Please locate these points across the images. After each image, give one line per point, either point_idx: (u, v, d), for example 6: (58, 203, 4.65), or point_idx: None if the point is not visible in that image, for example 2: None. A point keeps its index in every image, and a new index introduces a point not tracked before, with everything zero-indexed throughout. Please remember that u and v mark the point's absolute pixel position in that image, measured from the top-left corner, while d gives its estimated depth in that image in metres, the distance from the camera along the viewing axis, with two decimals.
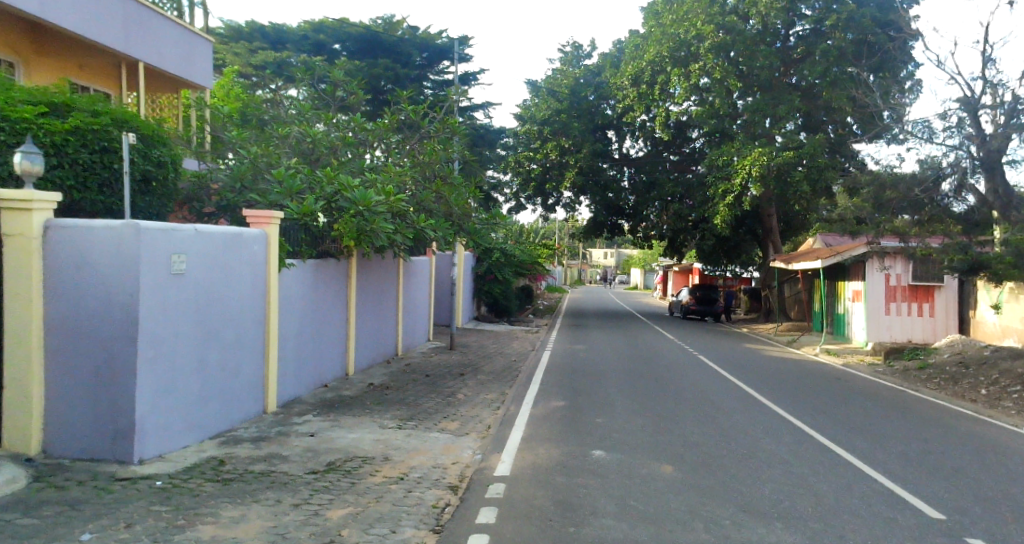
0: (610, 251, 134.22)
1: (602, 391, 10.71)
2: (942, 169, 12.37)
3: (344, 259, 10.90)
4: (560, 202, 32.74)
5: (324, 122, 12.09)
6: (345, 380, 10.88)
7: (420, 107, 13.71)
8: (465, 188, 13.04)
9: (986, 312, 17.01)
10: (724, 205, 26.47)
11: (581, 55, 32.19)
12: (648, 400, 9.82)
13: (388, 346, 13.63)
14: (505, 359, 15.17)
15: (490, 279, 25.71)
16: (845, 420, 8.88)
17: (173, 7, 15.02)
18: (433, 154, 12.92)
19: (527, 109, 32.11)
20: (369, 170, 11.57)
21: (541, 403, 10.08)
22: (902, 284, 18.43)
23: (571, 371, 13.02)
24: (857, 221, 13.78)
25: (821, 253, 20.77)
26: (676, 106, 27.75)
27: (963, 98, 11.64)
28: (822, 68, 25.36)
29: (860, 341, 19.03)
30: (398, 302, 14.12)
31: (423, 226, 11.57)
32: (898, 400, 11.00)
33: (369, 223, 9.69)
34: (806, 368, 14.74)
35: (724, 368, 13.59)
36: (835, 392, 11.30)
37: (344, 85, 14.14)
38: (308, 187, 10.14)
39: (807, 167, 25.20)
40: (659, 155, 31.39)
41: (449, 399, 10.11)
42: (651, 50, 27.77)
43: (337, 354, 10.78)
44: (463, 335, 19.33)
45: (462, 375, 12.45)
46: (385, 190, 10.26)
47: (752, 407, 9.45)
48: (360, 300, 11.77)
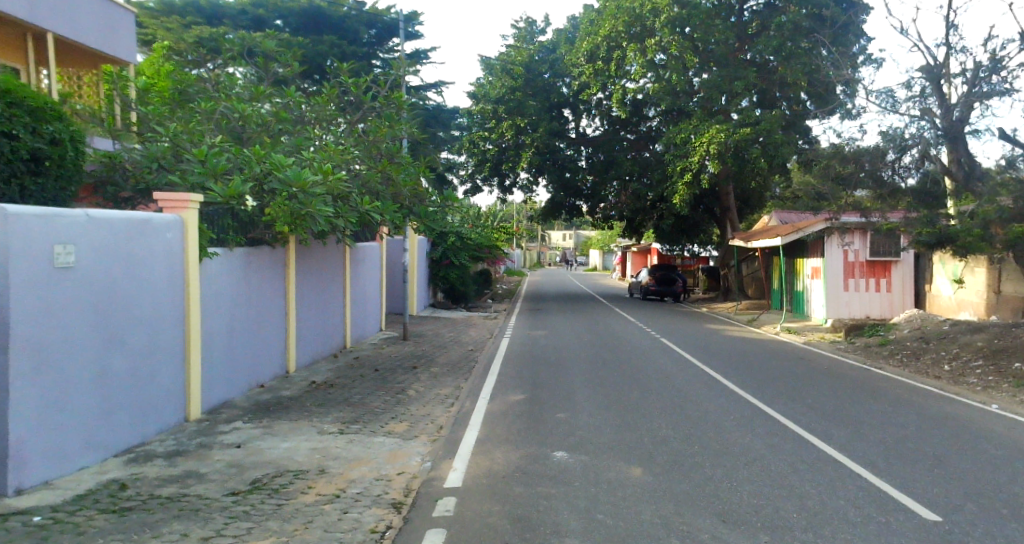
0: (569, 233, 134.36)
1: (563, 381, 10.10)
2: (904, 141, 12.01)
3: (280, 247, 9.97)
4: (516, 184, 32.01)
5: (255, 96, 11.06)
6: (285, 378, 10.00)
7: (361, 79, 12.55)
8: (413, 167, 12.20)
9: (941, 286, 16.95)
10: (682, 184, 26.10)
11: (535, 31, 31.30)
12: (613, 391, 9.25)
13: (335, 339, 12.76)
14: (461, 348, 14.44)
15: (446, 264, 24.81)
16: (817, 407, 8.48)
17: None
18: (379, 131, 12.00)
19: (481, 87, 31.05)
20: (306, 148, 10.62)
21: (499, 397, 9.42)
22: (860, 260, 18.32)
23: (530, 360, 12.40)
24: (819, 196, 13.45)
25: (780, 230, 20.57)
26: (632, 83, 27.21)
27: (926, 67, 11.28)
28: (777, 43, 25.12)
29: (820, 318, 18.93)
30: (345, 292, 13.26)
31: (368, 209, 10.70)
32: (866, 380, 10.69)
33: (304, 206, 8.79)
34: (769, 349, 14.42)
35: (688, 351, 13.14)
36: (803, 375, 10.93)
37: (278, 57, 13.01)
38: (236, 167, 9.17)
39: (764, 143, 25.01)
40: (616, 134, 30.69)
41: (398, 396, 9.35)
42: (605, 25, 27.06)
43: (275, 351, 9.90)
44: (418, 323, 18.48)
45: (414, 367, 11.67)
46: (323, 169, 9.37)
47: (720, 395, 8.96)
48: (300, 290, 10.87)
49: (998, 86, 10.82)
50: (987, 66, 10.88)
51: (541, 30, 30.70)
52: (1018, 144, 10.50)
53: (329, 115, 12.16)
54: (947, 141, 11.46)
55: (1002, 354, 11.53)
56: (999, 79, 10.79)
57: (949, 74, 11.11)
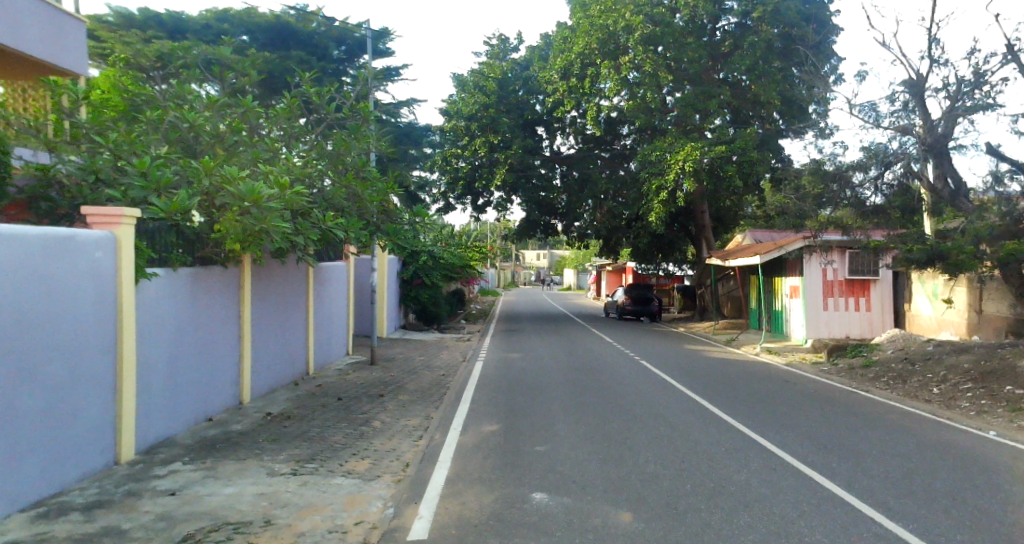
0: (542, 252, 134.44)
1: (541, 410, 9.43)
2: (888, 157, 11.71)
3: (233, 267, 9.20)
4: (490, 202, 31.51)
5: (207, 107, 10.30)
6: (237, 411, 9.16)
7: (324, 88, 11.84)
8: (381, 182, 11.54)
9: (921, 305, 16.72)
10: (658, 202, 25.77)
11: (508, 48, 30.96)
12: (594, 421, 8.62)
13: (296, 366, 11.92)
14: (432, 373, 13.70)
15: (417, 284, 24.00)
16: (812, 438, 7.94)
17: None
18: (343, 143, 11.35)
19: (453, 104, 30.52)
20: (263, 161, 9.89)
21: (472, 428, 8.71)
22: (839, 278, 18.07)
23: (505, 386, 11.71)
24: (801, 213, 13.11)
25: (758, 249, 20.26)
26: (606, 100, 26.95)
27: (909, 80, 11.02)
28: (751, 62, 25.09)
29: (800, 338, 18.59)
30: (308, 316, 12.46)
31: (330, 225, 9.98)
32: (857, 405, 10.21)
33: (258, 221, 8.08)
34: (752, 371, 13.93)
35: (670, 375, 12.58)
36: (791, 400, 10.41)
37: (236, 65, 12.28)
38: (184, 181, 8.41)
39: (739, 161, 24.86)
40: (590, 152, 30.56)
41: (362, 429, 8.58)
42: (579, 42, 26.83)
43: (227, 380, 9.08)
44: (387, 347, 17.66)
45: (380, 395, 10.90)
46: (280, 182, 8.68)
47: (709, 424, 8.38)
48: (256, 314, 10.08)
49: (982, 102, 10.56)
50: (970, 81, 10.64)
51: (514, 47, 30.38)
52: (1004, 160, 10.23)
53: (296, 126, 11.58)
54: (932, 157, 11.18)
55: (992, 376, 11.18)
56: (983, 94, 10.55)
57: (932, 89, 10.85)
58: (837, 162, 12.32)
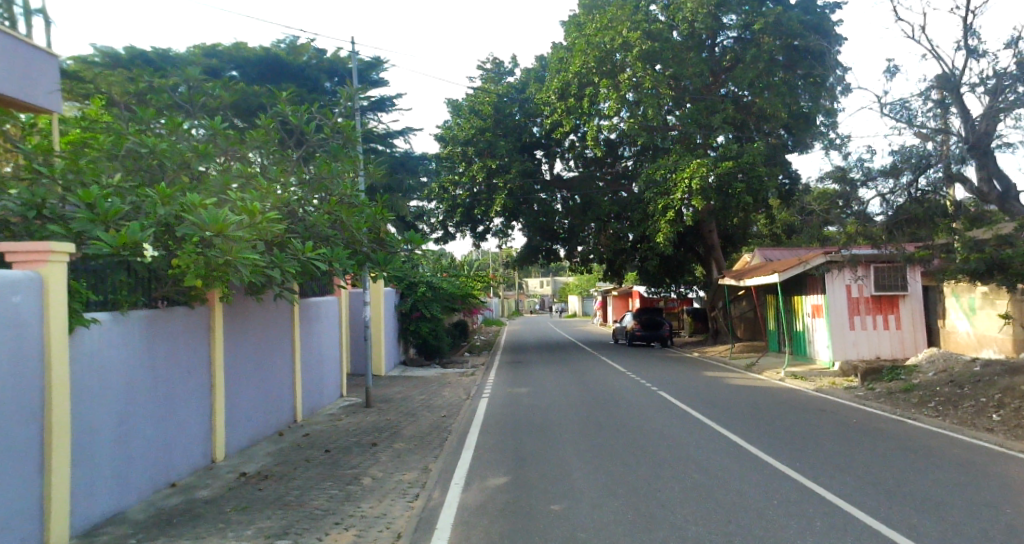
0: (546, 280, 133.61)
1: (554, 459, 8.28)
2: (923, 160, 10.72)
3: (200, 308, 8.15)
4: (490, 230, 30.64)
5: (172, 130, 9.27)
6: (207, 471, 8.02)
7: (302, 106, 10.84)
8: (370, 209, 10.59)
9: (956, 321, 15.58)
10: (664, 222, 24.81)
11: (503, 72, 30.23)
12: (617, 473, 7.45)
13: (281, 414, 10.80)
14: (433, 414, 12.54)
15: (416, 317, 22.83)
16: (876, 485, 6.77)
17: (3, 16, 11.30)
18: (326, 166, 10.38)
19: (449, 129, 29.76)
20: (235, 188, 8.90)
21: (476, 483, 7.56)
22: (864, 295, 16.95)
23: (513, 429, 10.56)
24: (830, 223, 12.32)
25: (775, 266, 19.18)
26: (606, 120, 26.14)
27: (943, 74, 10.02)
28: (754, 75, 24.32)
29: (825, 360, 17.42)
30: (294, 358, 11.39)
31: (312, 256, 8.95)
32: (911, 439, 9.01)
33: (223, 253, 7.07)
34: (783, 400, 12.75)
35: (694, 410, 11.41)
36: (836, 436, 9.24)
37: (211, 90, 11.37)
38: (138, 211, 7.37)
39: (747, 176, 23.96)
40: (592, 175, 29.74)
41: (349, 489, 7.42)
42: (576, 62, 26.17)
43: (196, 437, 8.00)
44: (385, 386, 16.48)
45: (373, 444, 9.73)
46: (249, 209, 7.69)
47: (751, 473, 7.20)
48: (231, 360, 9.01)
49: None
50: (1012, 73, 9.68)
51: (509, 70, 29.67)
52: None
53: (276, 151, 10.63)
54: (974, 156, 10.12)
55: None
56: None
57: (970, 82, 9.85)
58: (865, 169, 11.56)
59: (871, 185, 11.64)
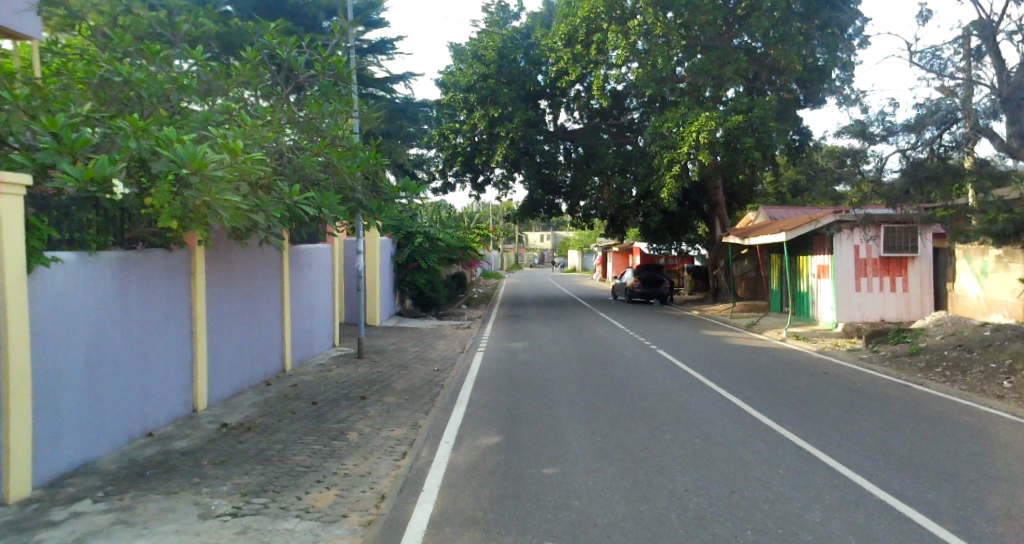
0: (546, 234, 133.14)
1: (549, 419, 7.96)
2: (950, 114, 10.14)
3: (178, 251, 7.68)
4: (491, 181, 29.96)
5: (148, 59, 8.59)
6: (187, 421, 7.69)
7: (291, 39, 10.14)
8: (363, 153, 10.04)
9: (966, 285, 15.14)
10: (669, 177, 24.13)
11: (508, 16, 29.02)
12: (615, 436, 7.13)
13: (268, 364, 10.46)
14: (426, 368, 12.23)
15: (412, 268, 22.39)
16: (887, 454, 6.43)
17: None
18: (315, 104, 9.78)
19: (450, 75, 28.76)
20: (218, 125, 8.31)
21: (467, 442, 7.24)
22: (872, 256, 16.50)
23: (507, 385, 10.24)
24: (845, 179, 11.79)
25: (781, 225, 18.68)
26: (613, 69, 25.19)
27: (979, 21, 9.39)
28: (770, 24, 23.30)
29: (829, 322, 17.08)
30: (282, 305, 11.00)
31: (299, 200, 8.44)
32: (920, 406, 8.69)
33: (199, 193, 6.56)
34: (785, 361, 12.42)
35: (694, 370, 11.08)
36: (841, 400, 8.92)
37: (196, 20, 10.61)
38: (107, 145, 6.82)
39: (757, 132, 23.19)
40: (596, 127, 28.90)
41: (334, 444, 7.09)
42: (584, 6, 25.08)
43: (175, 386, 7.64)
44: (378, 336, 16.16)
45: (362, 397, 9.42)
46: (230, 146, 7.17)
47: (755, 440, 6.87)
48: (214, 307, 8.61)
49: None
50: None
51: (514, 14, 28.49)
52: None
53: (264, 88, 10.00)
54: (1005, 111, 9.53)
55: None
56: None
57: (1009, 30, 9.24)
58: (886, 124, 10.98)
59: (892, 140, 11.08)
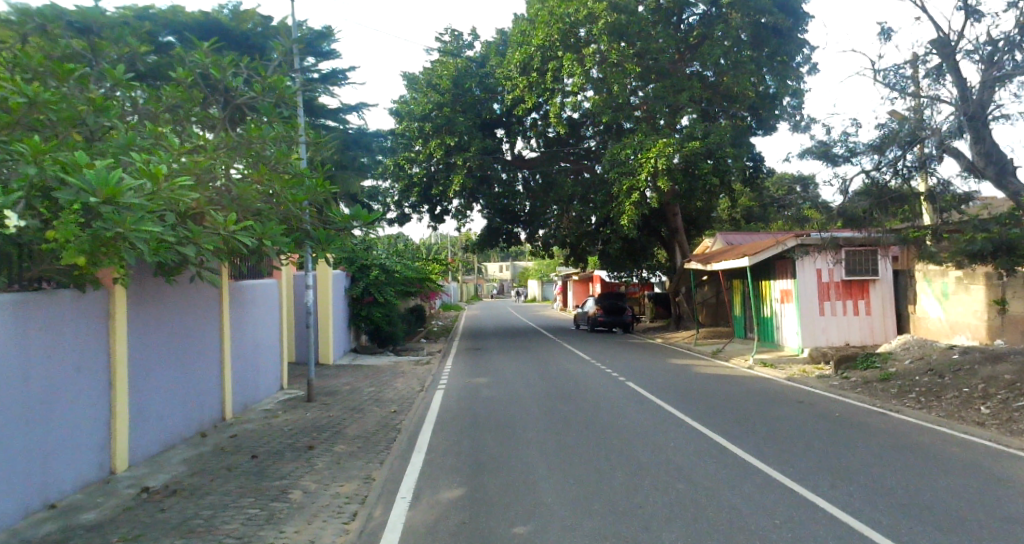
0: (506, 264, 133.10)
1: (515, 466, 7.25)
2: (914, 133, 10.06)
3: (93, 292, 6.82)
4: (449, 211, 29.39)
5: (61, 79, 7.73)
6: (102, 486, 6.72)
7: (226, 58, 9.37)
8: (309, 180, 9.31)
9: (928, 306, 15.08)
10: (629, 204, 23.94)
11: (462, 45, 28.79)
12: (589, 485, 6.47)
13: (205, 414, 9.50)
14: (381, 409, 11.38)
15: (368, 301, 21.45)
16: (885, 497, 5.93)
17: None
18: (254, 128, 9.05)
19: (405, 104, 28.26)
20: (140, 151, 7.52)
21: (426, 498, 6.47)
22: (835, 280, 16.42)
23: (470, 427, 9.49)
24: (809, 201, 11.63)
25: (743, 249, 18.55)
26: (569, 97, 25.06)
27: (939, 39, 9.35)
28: (722, 51, 23.53)
29: (794, 348, 16.85)
30: (221, 347, 10.07)
31: (235, 232, 7.64)
32: (904, 436, 8.28)
33: (111, 225, 5.77)
34: (756, 390, 12.00)
35: (666, 404, 10.53)
36: (823, 433, 8.45)
37: (121, 39, 9.74)
38: (5, 172, 5.98)
39: (715, 158, 23.24)
40: (554, 155, 28.71)
41: (274, 507, 6.24)
42: (538, 34, 24.99)
43: (87, 445, 6.70)
44: (330, 376, 15.18)
45: (309, 447, 8.54)
46: (152, 171, 6.41)
47: (742, 486, 6.30)
48: (139, 351, 7.71)
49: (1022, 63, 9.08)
50: (1008, 40, 9.18)
51: (469, 43, 28.29)
52: None
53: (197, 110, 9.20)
54: (969, 129, 9.44)
55: None
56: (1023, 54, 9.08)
57: (968, 48, 9.23)
58: (849, 145, 10.82)
59: (855, 161, 10.93)
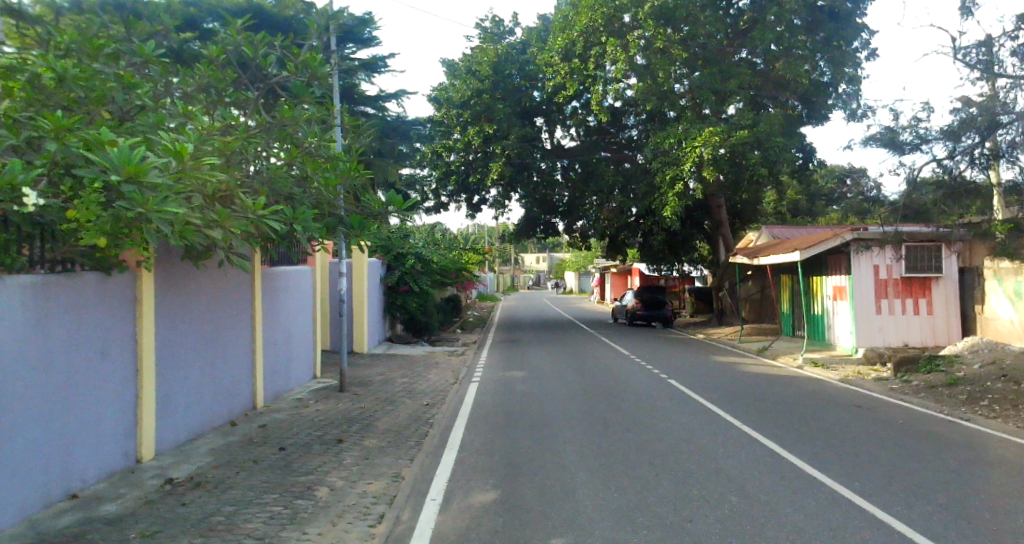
0: (542, 255, 132.49)
1: (554, 469, 6.78)
2: (996, 118, 9.23)
3: (119, 275, 6.57)
4: (486, 200, 28.99)
5: (91, 56, 7.47)
6: (125, 476, 6.47)
7: (259, 37, 9.02)
8: (343, 164, 8.95)
9: (999, 307, 14.05)
10: (672, 195, 23.11)
11: (502, 32, 28.24)
12: (635, 494, 5.96)
13: (235, 402, 9.29)
14: (415, 402, 11.04)
15: (403, 290, 21.18)
16: (971, 520, 5.28)
17: None
18: (286, 110, 8.70)
19: (443, 91, 27.87)
20: (169, 131, 7.25)
21: (459, 502, 6.04)
22: (893, 277, 15.49)
23: (505, 424, 9.05)
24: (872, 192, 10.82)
25: (793, 243, 17.66)
26: (612, 84, 24.31)
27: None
28: (774, 36, 22.50)
29: (848, 348, 15.97)
30: (252, 334, 9.85)
31: (265, 216, 7.33)
32: (979, 449, 7.55)
33: (133, 205, 5.44)
34: (808, 392, 11.28)
35: (713, 406, 9.92)
36: (889, 442, 7.76)
37: (153, 16, 9.49)
38: (26, 148, 5.71)
39: (764, 148, 22.28)
40: (594, 145, 28.02)
41: (299, 505, 5.90)
42: (581, 19, 24.28)
43: (112, 433, 6.44)
44: (363, 366, 14.93)
45: (339, 441, 8.23)
46: (178, 149, 6.09)
47: (805, 502, 5.72)
48: (167, 338, 7.47)
49: None
50: None
51: (509, 29, 27.71)
52: None
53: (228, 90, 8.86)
54: None
55: None
56: None
57: None
58: (919, 131, 10.00)
59: (926, 149, 10.08)
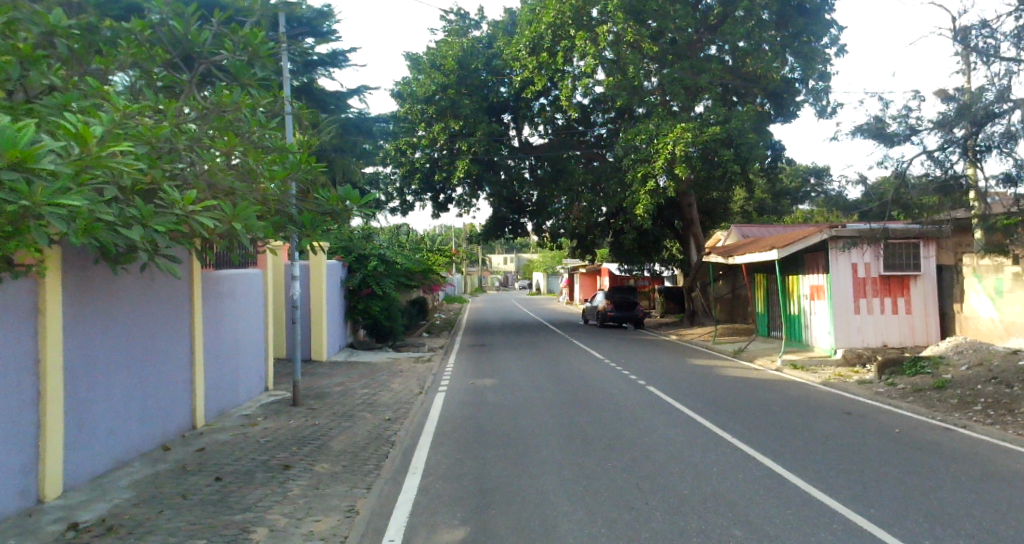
0: (510, 257, 131.76)
1: (531, 499, 5.96)
2: (989, 109, 8.75)
3: (14, 285, 5.52)
4: (453, 199, 28.12)
5: None
6: (20, 521, 5.39)
7: (192, 12, 7.98)
8: (292, 157, 8.03)
9: (978, 305, 13.71)
10: (644, 193, 22.48)
11: (468, 25, 27.37)
12: (627, 531, 5.13)
13: (168, 425, 8.25)
14: (375, 416, 10.14)
15: (365, 294, 20.11)
16: None
17: None
18: (223, 93, 7.71)
19: (407, 85, 26.88)
20: (80, 113, 6.20)
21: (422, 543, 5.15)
22: (871, 275, 15.12)
23: (475, 443, 8.22)
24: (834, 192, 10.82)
25: (769, 242, 17.17)
26: (581, 78, 23.59)
27: None
28: (744, 32, 22.07)
29: (826, 349, 15.54)
30: (191, 346, 8.84)
31: (196, 212, 6.36)
32: (986, 461, 7.00)
33: (15, 197, 4.41)
34: (794, 398, 10.69)
35: (697, 418, 9.24)
36: (891, 457, 7.15)
37: None
38: None
39: (737, 143, 21.79)
40: (562, 143, 27.42)
41: None
42: (549, 12, 23.54)
43: (4, 472, 5.37)
44: (320, 376, 13.90)
45: (286, 467, 7.29)
46: (82, 131, 5.10)
47: (820, 536, 4.99)
48: (79, 356, 6.41)
49: None
50: None
51: (475, 22, 26.83)
52: None
53: (160, 75, 8.05)
54: None
55: None
56: None
57: None
58: (909, 122, 9.49)
59: (916, 141, 9.59)
